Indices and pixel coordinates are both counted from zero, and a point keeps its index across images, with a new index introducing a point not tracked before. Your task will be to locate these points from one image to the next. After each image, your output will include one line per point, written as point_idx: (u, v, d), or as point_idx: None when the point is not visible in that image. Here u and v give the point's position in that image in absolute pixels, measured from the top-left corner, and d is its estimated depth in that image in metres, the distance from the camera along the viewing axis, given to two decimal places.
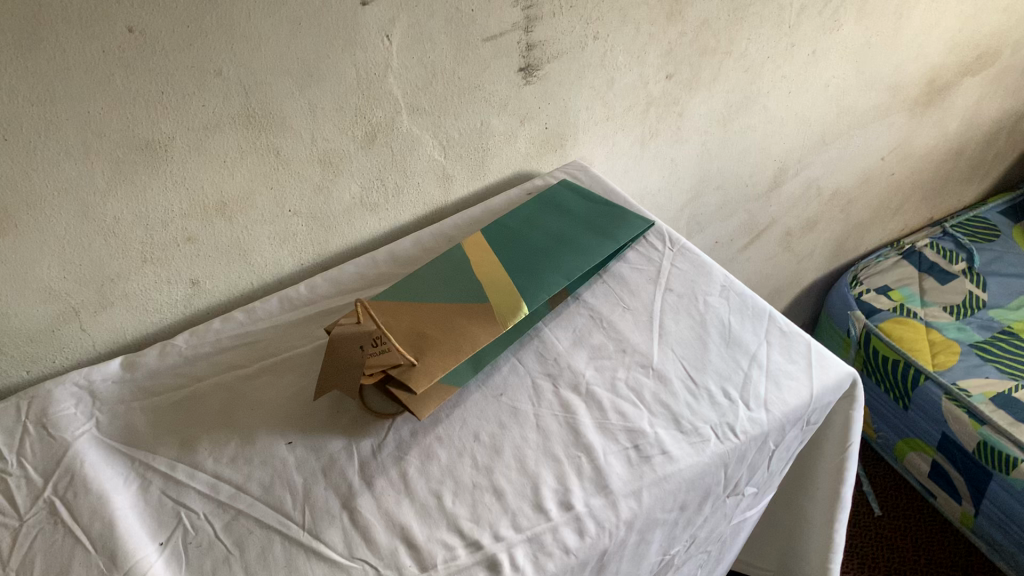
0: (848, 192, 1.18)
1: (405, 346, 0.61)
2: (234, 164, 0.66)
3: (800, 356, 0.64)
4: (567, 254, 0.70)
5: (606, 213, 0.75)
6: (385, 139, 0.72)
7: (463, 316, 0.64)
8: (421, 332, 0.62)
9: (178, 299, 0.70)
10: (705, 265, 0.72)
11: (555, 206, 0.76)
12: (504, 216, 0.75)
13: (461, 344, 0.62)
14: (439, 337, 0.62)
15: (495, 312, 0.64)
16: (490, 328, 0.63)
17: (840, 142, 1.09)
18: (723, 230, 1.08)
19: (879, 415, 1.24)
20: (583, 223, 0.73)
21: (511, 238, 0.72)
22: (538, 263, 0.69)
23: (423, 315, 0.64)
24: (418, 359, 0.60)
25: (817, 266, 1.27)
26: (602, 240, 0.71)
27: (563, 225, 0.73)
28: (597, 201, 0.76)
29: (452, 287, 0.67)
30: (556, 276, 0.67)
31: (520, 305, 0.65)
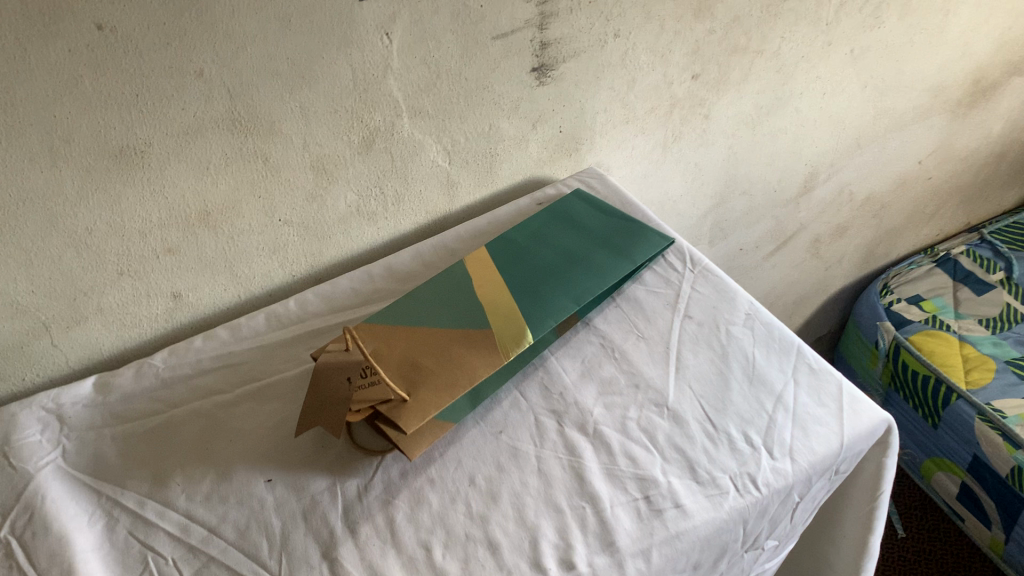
0: (881, 197, 1.11)
1: (397, 378, 0.56)
2: (219, 171, 0.61)
3: (830, 398, 0.58)
4: (578, 276, 0.64)
5: (622, 228, 0.69)
6: (385, 144, 0.67)
7: (462, 344, 0.59)
8: (416, 362, 0.57)
9: (158, 313, 0.66)
10: (729, 289, 0.66)
11: (567, 219, 0.70)
12: (511, 229, 0.69)
13: (459, 377, 0.56)
14: (436, 368, 0.57)
15: (497, 341, 0.59)
16: (492, 359, 0.58)
17: (876, 145, 1.02)
18: (749, 236, 1.02)
19: (906, 432, 1.18)
20: (596, 240, 0.68)
21: (518, 254, 0.66)
22: (547, 285, 0.63)
23: (419, 342, 0.59)
24: (411, 394, 0.55)
25: (845, 273, 1.20)
26: (616, 260, 0.66)
27: (574, 242, 0.67)
28: (612, 215, 0.70)
29: (452, 310, 0.62)
30: (565, 300, 0.62)
31: (525, 333, 0.59)
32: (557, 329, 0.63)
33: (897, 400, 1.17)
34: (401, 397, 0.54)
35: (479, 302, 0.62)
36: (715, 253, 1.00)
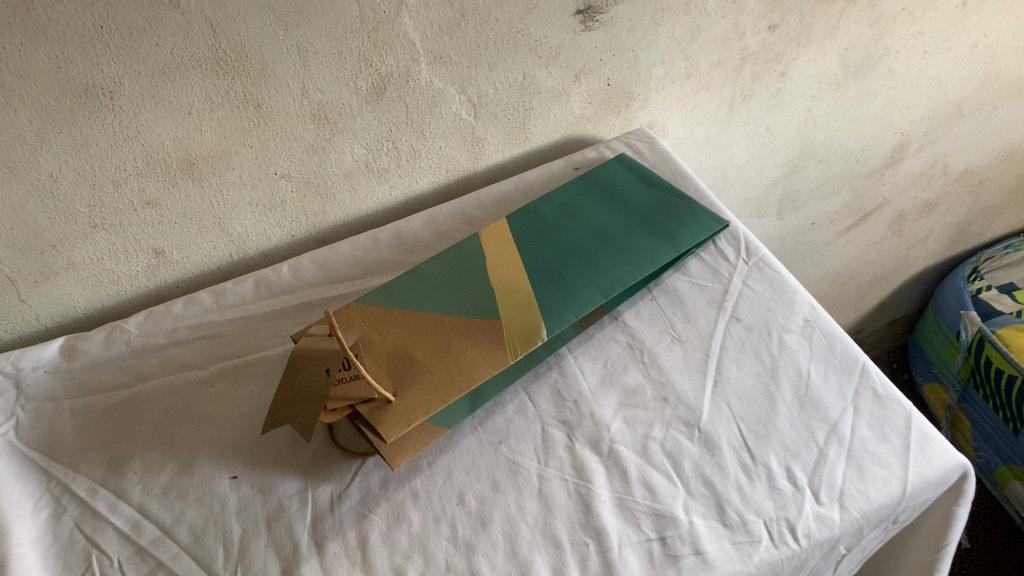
0: (981, 172, 0.98)
1: (385, 374, 0.48)
2: (203, 117, 0.53)
3: (896, 434, 0.49)
4: (609, 262, 0.55)
5: (668, 205, 0.59)
6: (398, 92, 0.58)
7: (464, 336, 0.51)
8: (408, 355, 0.49)
9: (139, 270, 0.59)
10: (788, 287, 0.56)
11: (605, 192, 0.61)
12: (540, 200, 0.60)
13: (456, 376, 0.48)
14: (430, 364, 0.49)
15: (505, 336, 0.50)
16: (497, 357, 0.49)
17: (981, 114, 0.89)
18: (823, 210, 0.90)
19: (980, 432, 1.04)
20: (636, 218, 0.58)
21: (544, 232, 0.57)
22: (572, 272, 0.54)
23: (415, 332, 0.51)
24: (398, 394, 0.47)
25: (930, 253, 1.08)
26: (656, 244, 0.56)
27: (610, 220, 0.58)
28: (658, 189, 0.61)
29: (459, 295, 0.53)
30: (591, 291, 0.53)
31: (540, 328, 0.51)
32: (580, 323, 0.54)
33: (974, 397, 1.04)
34: (385, 398, 0.47)
35: (491, 287, 0.54)
36: (782, 226, 0.89)
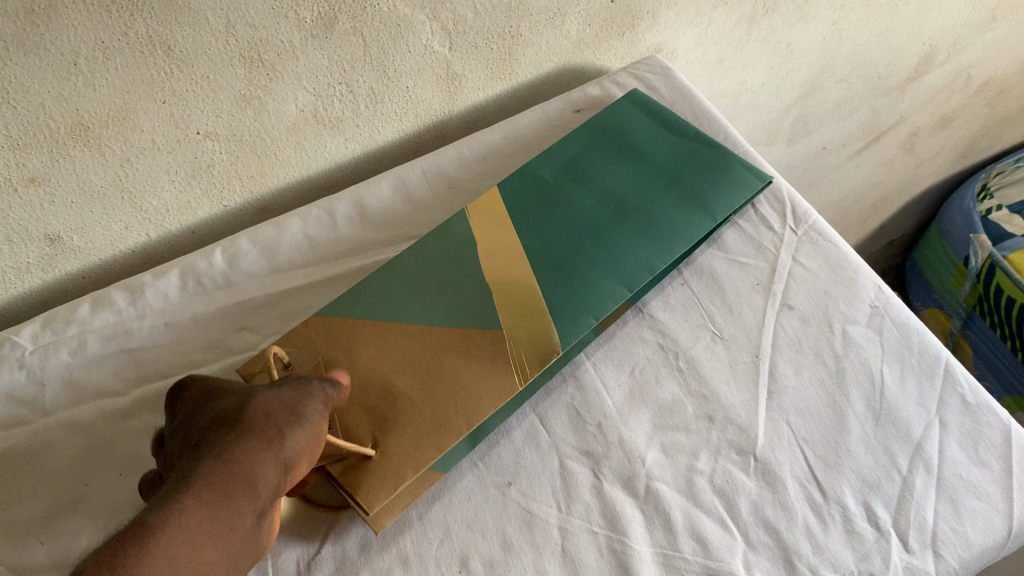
0: (1003, 81, 0.87)
1: (360, 415, 0.37)
2: (94, 68, 0.39)
3: (993, 455, 0.40)
4: (632, 240, 0.45)
5: (698, 162, 0.49)
6: (351, 23, 0.45)
7: (457, 354, 0.39)
8: (388, 387, 0.38)
9: (29, 263, 0.45)
10: (847, 265, 0.47)
11: (619, 146, 0.50)
12: (540, 155, 0.49)
13: (452, 415, 0.37)
14: (417, 398, 0.38)
15: (510, 352, 0.39)
16: (502, 383, 0.38)
17: (1015, 17, 0.78)
18: (838, 132, 0.80)
19: (984, 361, 0.96)
20: (662, 180, 0.48)
21: (549, 199, 0.47)
22: (586, 253, 0.44)
23: (394, 349, 0.40)
24: (378, 445, 0.36)
25: (937, 170, 0.99)
26: (689, 216, 0.46)
27: (630, 184, 0.48)
28: (683, 142, 0.50)
29: (446, 294, 0.42)
30: (612, 282, 0.42)
31: (553, 341, 0.40)
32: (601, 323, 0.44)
33: (979, 324, 0.96)
34: (363, 455, 0.35)
35: (485, 283, 0.42)
36: (792, 152, 0.80)
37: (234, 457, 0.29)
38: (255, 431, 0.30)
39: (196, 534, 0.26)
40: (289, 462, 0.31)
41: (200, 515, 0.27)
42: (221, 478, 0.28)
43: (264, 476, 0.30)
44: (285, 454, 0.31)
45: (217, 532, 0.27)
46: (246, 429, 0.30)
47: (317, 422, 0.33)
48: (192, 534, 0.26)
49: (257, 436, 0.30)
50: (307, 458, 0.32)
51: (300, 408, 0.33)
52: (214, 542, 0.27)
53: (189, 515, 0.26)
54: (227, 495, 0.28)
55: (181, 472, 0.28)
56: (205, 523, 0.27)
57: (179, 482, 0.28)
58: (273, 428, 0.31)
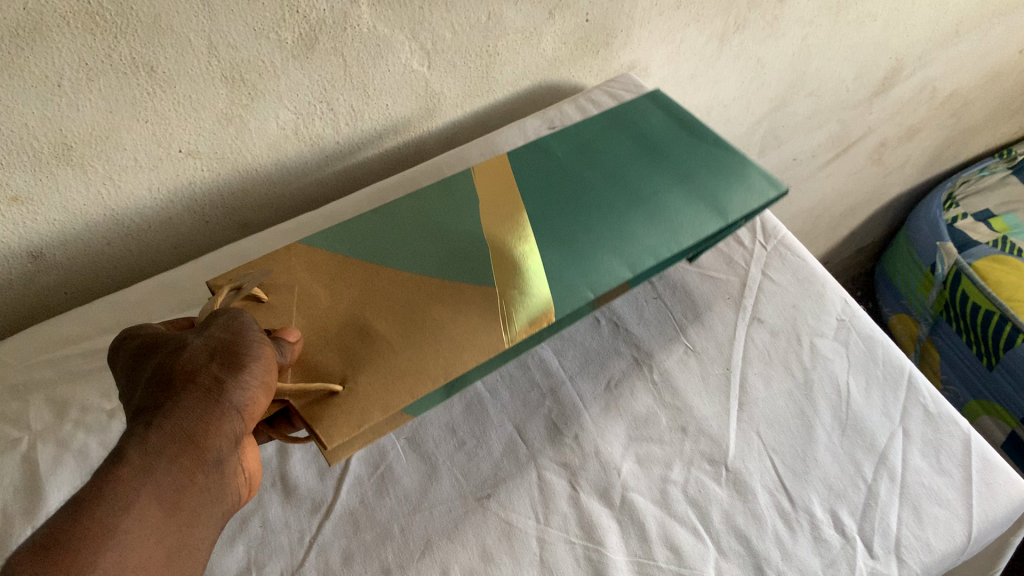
0: (967, 93, 0.90)
1: (331, 353, 0.35)
2: (77, 89, 0.40)
3: (954, 463, 0.41)
4: (639, 221, 0.42)
5: (714, 156, 0.47)
6: (331, 44, 0.45)
7: (442, 303, 0.38)
8: (366, 330, 0.37)
9: (14, 280, 0.46)
10: (815, 278, 0.48)
11: (635, 138, 0.49)
12: (551, 139, 0.49)
13: (430, 360, 0.35)
14: (397, 342, 0.36)
15: (501, 312, 0.37)
16: (486, 338, 0.36)
17: (977, 32, 0.80)
18: (807, 144, 0.82)
19: (951, 366, 0.99)
20: (675, 172, 0.46)
21: (556, 180, 0.45)
22: (590, 232, 0.42)
23: (381, 297, 0.38)
24: (347, 382, 0.34)
25: (904, 180, 1.01)
26: (700, 203, 0.44)
27: (640, 172, 0.46)
28: (701, 142, 0.49)
29: (437, 247, 0.41)
30: (614, 260, 0.40)
31: (547, 311, 0.37)
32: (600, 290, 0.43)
33: (947, 330, 0.99)
34: (329, 390, 0.33)
35: (479, 246, 0.41)
36: (762, 164, 0.81)
37: (166, 423, 0.27)
38: (189, 386, 0.28)
39: (135, 506, 0.25)
40: (241, 411, 0.29)
41: (138, 488, 0.25)
42: (155, 450, 0.27)
43: (209, 431, 0.28)
44: (233, 404, 0.28)
45: (163, 502, 0.26)
46: (184, 388, 0.28)
47: (262, 355, 0.30)
48: (131, 510, 0.25)
49: (198, 392, 0.28)
50: (264, 395, 0.30)
51: (240, 345, 0.30)
52: (162, 512, 0.26)
53: (125, 489, 0.25)
54: (165, 460, 0.27)
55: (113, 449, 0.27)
56: (145, 493, 0.25)
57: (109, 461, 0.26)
58: (208, 379, 0.29)
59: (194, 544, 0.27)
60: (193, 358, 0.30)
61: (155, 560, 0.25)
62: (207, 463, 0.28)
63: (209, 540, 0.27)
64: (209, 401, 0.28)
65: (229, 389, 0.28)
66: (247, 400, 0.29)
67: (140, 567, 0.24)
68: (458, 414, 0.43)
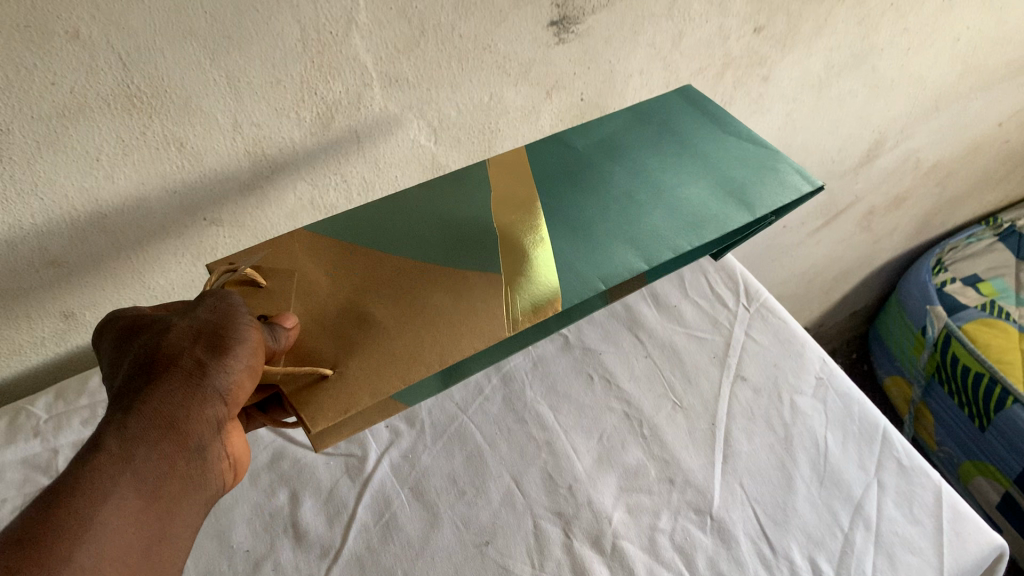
0: (950, 164, 0.94)
1: (325, 337, 0.34)
2: (113, 163, 0.44)
3: (926, 513, 0.43)
4: (659, 219, 0.42)
5: (744, 156, 0.47)
6: (347, 122, 0.50)
7: (446, 291, 0.37)
8: (365, 316, 0.36)
9: (46, 336, 0.51)
10: (795, 339, 0.51)
11: (661, 131, 0.49)
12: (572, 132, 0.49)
13: (427, 348, 0.34)
14: (394, 330, 0.35)
15: (505, 298, 0.37)
16: (489, 327, 0.36)
17: (955, 107, 0.85)
18: (797, 212, 0.86)
19: (945, 428, 1.01)
20: (700, 171, 0.46)
21: (578, 167, 0.46)
22: (607, 226, 0.42)
23: (381, 285, 0.37)
24: (339, 367, 0.33)
25: (894, 246, 1.05)
26: (725, 209, 0.43)
27: (663, 167, 0.46)
28: (739, 136, 0.49)
29: (444, 236, 0.40)
30: (629, 252, 0.40)
31: (554, 300, 0.37)
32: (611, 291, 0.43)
33: (939, 392, 1.01)
34: (319, 374, 0.32)
35: (486, 234, 0.40)
36: None
37: (145, 406, 0.30)
38: (172, 369, 0.30)
39: (111, 496, 0.28)
40: (223, 394, 0.30)
41: (112, 481, 0.28)
42: (134, 433, 0.29)
43: (188, 418, 0.30)
44: (214, 388, 0.30)
45: (137, 487, 0.29)
46: (169, 372, 0.30)
47: (249, 338, 0.31)
48: (108, 495, 0.28)
49: (181, 378, 0.30)
50: (250, 379, 0.31)
51: (228, 324, 0.31)
52: (137, 498, 0.29)
53: (101, 476, 0.28)
54: (142, 448, 0.29)
55: (95, 435, 0.30)
56: (119, 483, 0.28)
57: (88, 450, 0.29)
58: (190, 363, 0.30)
59: (170, 530, 0.30)
60: (179, 339, 0.31)
61: (129, 541, 0.28)
62: (188, 449, 0.30)
63: (186, 526, 0.31)
64: (190, 386, 0.30)
65: (210, 374, 0.30)
66: (228, 383, 0.30)
67: (112, 556, 0.28)
68: (459, 465, 0.46)
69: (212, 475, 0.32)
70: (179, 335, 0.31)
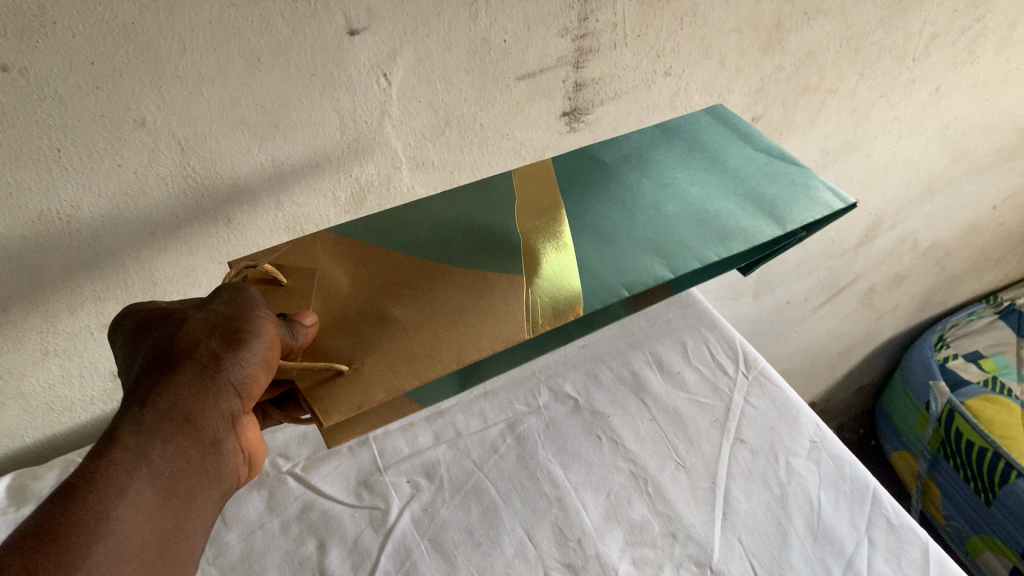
0: (948, 244, 0.99)
1: (342, 335, 0.37)
2: (167, 236, 0.49)
3: (914, 568, 0.46)
4: (687, 231, 0.44)
5: (773, 172, 0.49)
6: (378, 201, 0.55)
7: (467, 293, 0.40)
8: (386, 316, 0.38)
9: (94, 394, 0.56)
10: (790, 405, 0.55)
11: (692, 148, 0.51)
12: (602, 147, 0.51)
13: (445, 347, 0.37)
14: (412, 329, 0.38)
15: (527, 303, 0.39)
16: (509, 328, 0.38)
17: (949, 191, 0.90)
18: (799, 289, 0.90)
19: (952, 502, 1.02)
20: (731, 185, 0.48)
21: (606, 181, 0.48)
22: (633, 238, 0.43)
23: (401, 287, 0.40)
24: (357, 363, 0.36)
25: (897, 323, 1.08)
26: (753, 221, 0.45)
27: (693, 181, 0.48)
28: (769, 153, 0.51)
29: (470, 240, 0.43)
30: (655, 262, 0.42)
31: (575, 304, 0.39)
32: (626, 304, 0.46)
33: (945, 466, 1.03)
34: (336, 369, 0.35)
35: (508, 243, 0.43)
36: (757, 306, 0.89)
37: (163, 401, 0.33)
38: (189, 364, 0.34)
39: (128, 489, 0.31)
40: (235, 387, 0.34)
41: (130, 474, 0.31)
42: (151, 426, 0.33)
43: (202, 412, 0.33)
44: (227, 381, 0.33)
45: (152, 479, 0.32)
46: (185, 368, 0.34)
47: (265, 330, 0.34)
48: (125, 490, 0.31)
49: (196, 374, 0.33)
50: (263, 372, 0.34)
51: (239, 319, 0.34)
52: (153, 491, 0.32)
53: (120, 470, 0.31)
54: (158, 441, 0.32)
55: (114, 429, 0.33)
56: (136, 478, 0.32)
57: (107, 444, 0.32)
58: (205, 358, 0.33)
59: (184, 522, 0.33)
60: (194, 334, 0.34)
61: (144, 532, 0.31)
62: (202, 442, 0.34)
63: (199, 518, 0.34)
64: (203, 380, 0.33)
65: (224, 367, 0.33)
66: (240, 376, 0.33)
67: (129, 545, 0.31)
68: (475, 518, 0.49)
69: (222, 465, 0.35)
70: (195, 329, 0.35)
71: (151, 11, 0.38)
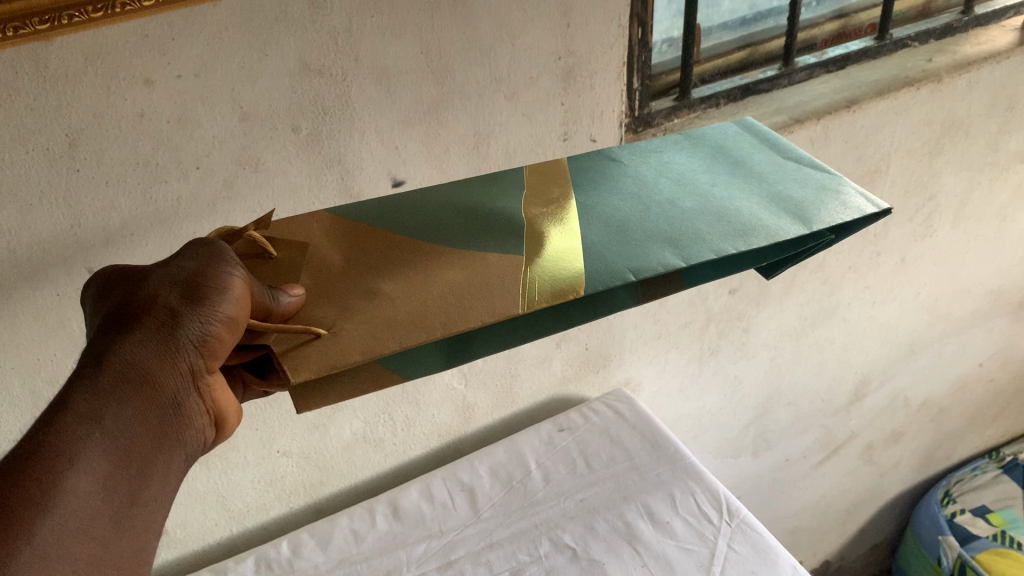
0: (940, 400, 1.04)
1: (325, 306, 0.37)
2: None
3: None
4: (706, 223, 0.42)
5: (799, 178, 0.47)
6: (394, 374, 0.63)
7: (463, 268, 0.40)
8: (375, 288, 0.38)
9: None
10: (770, 549, 0.59)
11: (715, 153, 0.50)
12: (620, 148, 0.51)
13: (431, 315, 0.37)
14: (399, 301, 0.37)
15: (527, 281, 0.38)
16: (502, 300, 0.37)
17: (932, 350, 0.96)
18: (796, 447, 0.96)
19: None
20: (755, 188, 0.46)
21: (619, 176, 0.47)
22: (646, 230, 0.42)
23: (394, 266, 0.40)
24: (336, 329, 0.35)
25: (901, 478, 1.12)
26: (776, 218, 0.43)
27: (713, 182, 0.47)
28: (798, 162, 0.49)
29: (469, 224, 0.43)
30: (668, 251, 0.40)
31: (578, 284, 0.38)
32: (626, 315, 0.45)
33: None
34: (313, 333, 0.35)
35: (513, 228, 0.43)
36: (758, 464, 0.94)
37: (119, 360, 0.31)
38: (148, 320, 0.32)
39: (84, 460, 0.29)
40: (198, 343, 0.32)
41: (84, 439, 0.29)
42: (107, 387, 0.31)
43: (161, 371, 0.32)
44: (189, 337, 0.32)
45: (108, 446, 0.30)
46: (146, 324, 0.32)
47: (229, 285, 0.33)
48: (78, 457, 0.29)
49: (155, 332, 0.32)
50: (226, 330, 0.33)
51: (204, 273, 0.33)
52: (108, 461, 0.30)
53: (71, 435, 0.29)
54: (112, 403, 0.31)
55: (64, 393, 0.30)
56: (88, 444, 0.29)
57: (56, 409, 0.30)
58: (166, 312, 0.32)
59: (143, 496, 0.31)
60: (155, 289, 0.33)
61: (98, 508, 0.29)
62: (161, 404, 0.32)
63: (158, 493, 0.32)
64: (163, 337, 0.32)
65: (185, 321, 0.32)
66: (200, 330, 0.32)
67: (83, 521, 0.29)
68: None
69: (183, 428, 0.33)
70: (157, 286, 0.33)
71: (210, 224, 0.48)
